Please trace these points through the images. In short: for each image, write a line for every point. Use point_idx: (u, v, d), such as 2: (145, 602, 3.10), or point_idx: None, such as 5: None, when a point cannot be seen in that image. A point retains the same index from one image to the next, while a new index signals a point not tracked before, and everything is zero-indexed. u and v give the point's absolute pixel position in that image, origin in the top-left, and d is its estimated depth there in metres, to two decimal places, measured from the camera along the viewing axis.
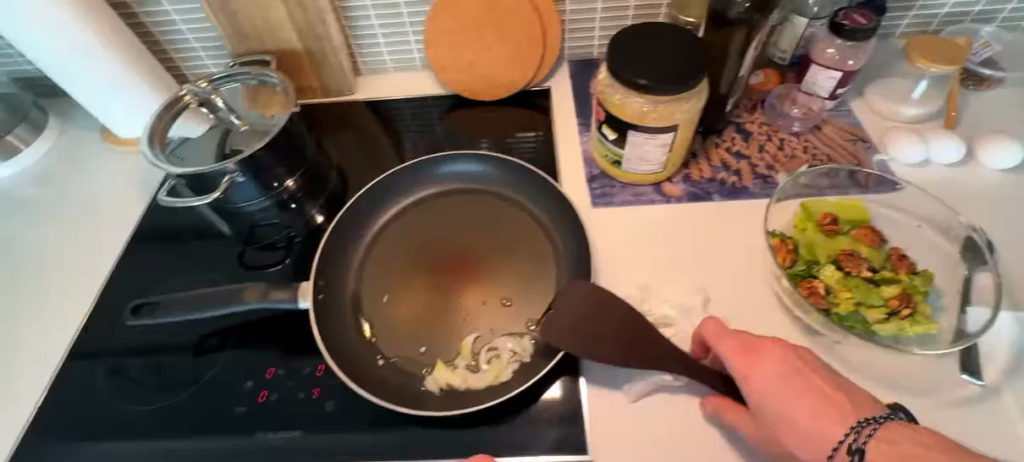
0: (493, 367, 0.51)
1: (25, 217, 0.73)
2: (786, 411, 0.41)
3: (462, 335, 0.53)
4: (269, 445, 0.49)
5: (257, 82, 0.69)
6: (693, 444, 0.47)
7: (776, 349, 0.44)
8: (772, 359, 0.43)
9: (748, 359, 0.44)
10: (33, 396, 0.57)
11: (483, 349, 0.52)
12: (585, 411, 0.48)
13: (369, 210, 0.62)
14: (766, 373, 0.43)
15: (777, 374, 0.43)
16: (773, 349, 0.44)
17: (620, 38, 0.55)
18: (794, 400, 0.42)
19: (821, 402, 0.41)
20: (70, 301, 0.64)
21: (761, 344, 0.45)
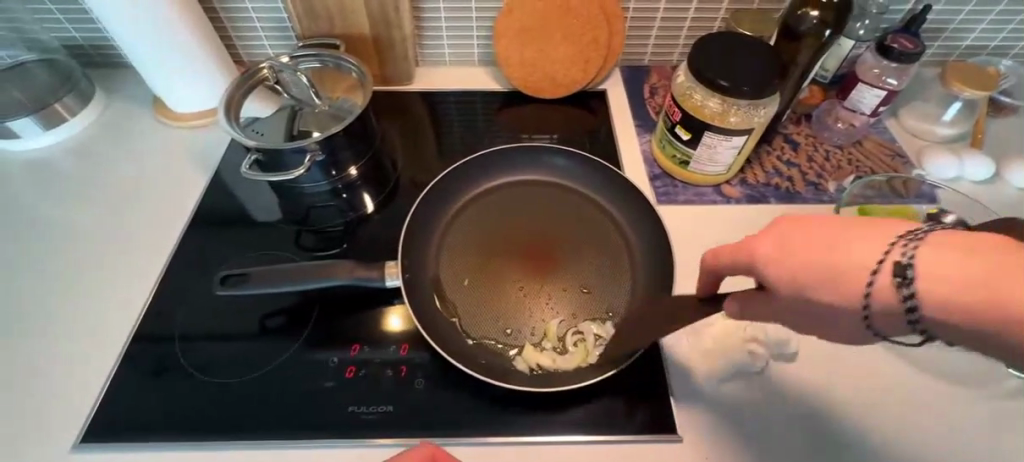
0: (579, 350, 0.53)
1: (70, 190, 0.69)
2: (838, 270, 0.36)
3: (546, 319, 0.55)
4: (363, 419, 0.50)
5: (333, 65, 0.70)
6: (771, 427, 0.50)
7: (808, 221, 0.38)
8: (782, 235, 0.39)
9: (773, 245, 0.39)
10: (99, 372, 0.54)
11: (568, 333, 0.54)
12: (668, 392, 0.52)
13: (448, 195, 0.65)
14: (801, 247, 0.37)
15: (800, 238, 0.38)
16: (805, 222, 0.38)
17: (700, 45, 0.60)
18: (837, 257, 0.36)
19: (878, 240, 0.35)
20: (129, 277, 0.61)
21: (785, 222, 0.39)
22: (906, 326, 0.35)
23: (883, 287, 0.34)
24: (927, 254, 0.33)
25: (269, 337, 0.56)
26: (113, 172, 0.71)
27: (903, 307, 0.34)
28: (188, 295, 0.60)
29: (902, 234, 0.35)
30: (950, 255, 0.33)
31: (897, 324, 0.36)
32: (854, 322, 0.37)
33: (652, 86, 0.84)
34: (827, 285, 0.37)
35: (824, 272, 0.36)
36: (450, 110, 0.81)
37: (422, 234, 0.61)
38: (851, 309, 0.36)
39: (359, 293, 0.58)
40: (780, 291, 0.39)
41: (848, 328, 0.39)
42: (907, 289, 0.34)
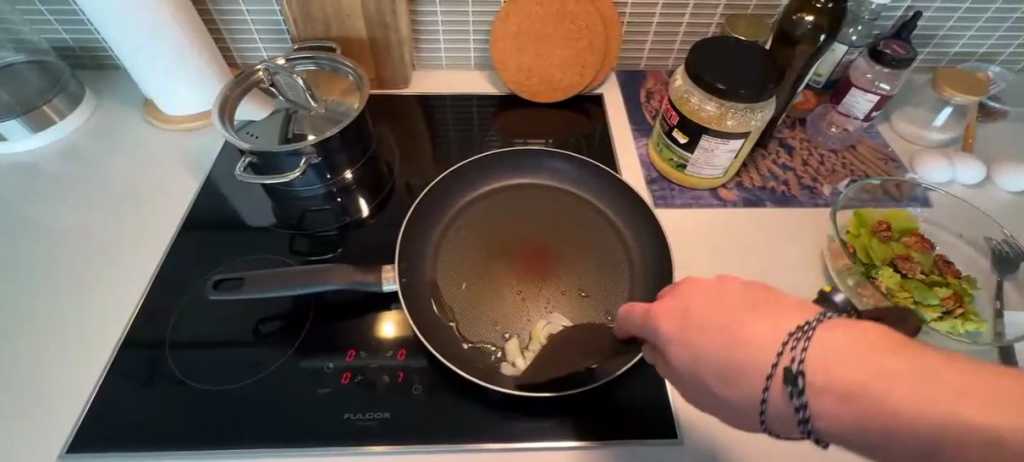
0: None
1: (58, 192, 0.68)
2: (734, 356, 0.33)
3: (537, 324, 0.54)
4: (358, 426, 0.49)
5: (330, 68, 0.69)
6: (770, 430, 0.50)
7: (708, 290, 0.36)
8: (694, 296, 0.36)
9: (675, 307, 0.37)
10: (87, 379, 0.53)
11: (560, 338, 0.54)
12: (667, 395, 0.52)
13: (445, 198, 0.65)
14: (695, 327, 0.35)
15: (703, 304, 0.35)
16: (707, 287, 0.36)
17: (697, 49, 0.60)
18: (729, 344, 0.33)
19: (769, 324, 0.32)
20: (118, 283, 0.60)
21: (686, 290, 0.37)
22: (802, 432, 0.32)
23: (776, 386, 0.31)
24: (823, 351, 0.30)
25: (261, 344, 0.55)
26: (103, 175, 0.70)
27: (795, 411, 0.31)
28: (180, 300, 0.58)
29: (794, 328, 0.32)
30: (837, 347, 0.30)
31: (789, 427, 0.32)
32: (751, 422, 0.34)
33: (648, 90, 0.84)
34: (721, 371, 0.34)
35: (715, 354, 0.34)
36: (447, 113, 0.81)
37: (419, 237, 0.61)
38: (746, 406, 0.33)
39: (355, 298, 0.57)
40: (676, 368, 0.36)
41: (739, 422, 0.35)
42: (798, 399, 0.30)
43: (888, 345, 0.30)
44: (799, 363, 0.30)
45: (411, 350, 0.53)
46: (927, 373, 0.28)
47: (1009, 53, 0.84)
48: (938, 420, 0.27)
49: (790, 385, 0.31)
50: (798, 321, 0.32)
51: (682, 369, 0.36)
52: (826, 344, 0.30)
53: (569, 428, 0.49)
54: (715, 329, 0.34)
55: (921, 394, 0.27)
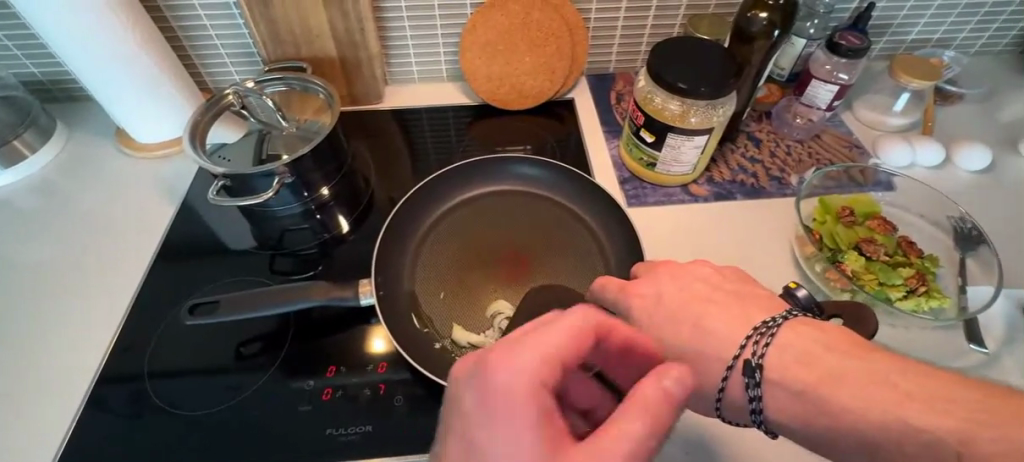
0: None
1: (31, 226, 0.68)
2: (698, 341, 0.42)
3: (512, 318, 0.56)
4: (341, 442, 0.49)
5: (301, 87, 0.70)
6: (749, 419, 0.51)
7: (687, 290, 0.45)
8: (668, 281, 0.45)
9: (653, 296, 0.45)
10: (67, 412, 0.53)
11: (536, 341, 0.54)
12: None
13: (420, 211, 0.65)
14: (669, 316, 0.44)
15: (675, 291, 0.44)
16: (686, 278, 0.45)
17: (658, 50, 0.61)
18: (697, 336, 0.42)
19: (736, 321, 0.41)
20: (94, 314, 0.60)
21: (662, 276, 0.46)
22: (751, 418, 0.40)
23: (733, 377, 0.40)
24: (781, 351, 0.38)
25: (242, 366, 0.55)
26: (76, 206, 0.69)
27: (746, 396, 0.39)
28: (158, 328, 0.58)
29: (760, 325, 0.40)
30: (795, 347, 0.38)
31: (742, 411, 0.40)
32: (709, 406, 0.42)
33: (618, 92, 0.86)
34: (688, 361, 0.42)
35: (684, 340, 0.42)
36: (421, 126, 0.82)
37: (395, 251, 0.61)
38: (708, 392, 0.41)
39: (336, 313, 0.57)
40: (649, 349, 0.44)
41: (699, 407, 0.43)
42: (752, 390, 0.38)
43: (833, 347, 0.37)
44: (755, 357, 0.39)
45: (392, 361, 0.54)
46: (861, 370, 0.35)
47: (962, 37, 0.87)
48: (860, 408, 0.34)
49: (745, 375, 0.39)
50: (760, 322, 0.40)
51: None
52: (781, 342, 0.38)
53: None
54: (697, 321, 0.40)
55: (851, 393, 0.34)
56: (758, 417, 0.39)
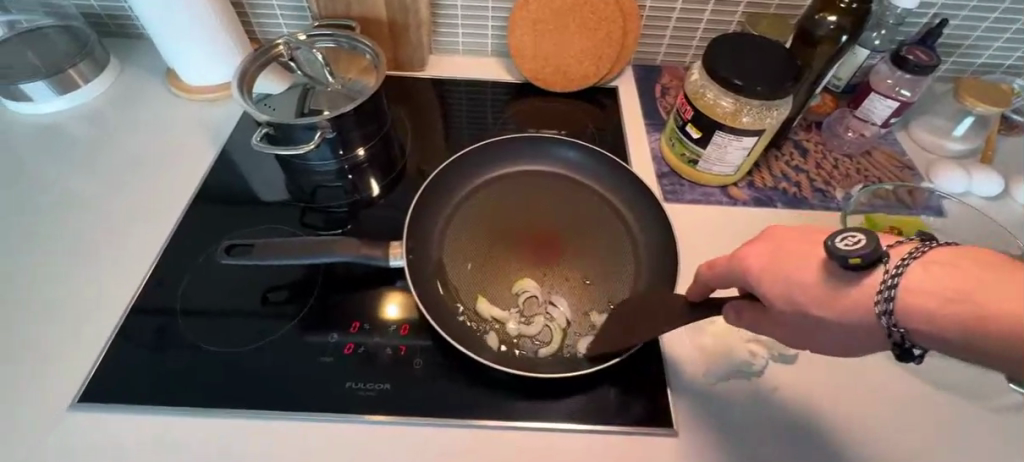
0: (558, 340, 0.53)
1: (77, 154, 0.69)
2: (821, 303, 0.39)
3: (525, 282, 0.57)
4: (359, 396, 0.50)
5: (349, 47, 0.70)
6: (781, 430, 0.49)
7: (800, 249, 0.40)
8: (766, 246, 0.42)
9: (746, 264, 0.42)
10: (99, 333, 0.54)
11: (538, 310, 0.55)
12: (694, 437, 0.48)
13: (455, 181, 0.65)
14: (779, 280, 0.40)
15: (763, 250, 0.42)
16: (807, 240, 0.41)
17: (717, 44, 0.60)
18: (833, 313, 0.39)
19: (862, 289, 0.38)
20: (132, 242, 0.61)
21: (773, 236, 0.42)
22: (888, 339, 0.38)
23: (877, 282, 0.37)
24: (913, 281, 0.36)
25: (271, 310, 0.56)
26: (123, 142, 0.71)
27: (873, 312, 0.37)
28: (193, 265, 0.60)
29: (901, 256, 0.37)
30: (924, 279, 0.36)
31: (869, 331, 0.38)
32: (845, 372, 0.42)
33: (664, 86, 0.84)
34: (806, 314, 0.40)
35: (783, 299, 0.40)
36: (461, 98, 0.82)
37: (428, 218, 0.61)
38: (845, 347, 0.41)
39: (362, 271, 0.58)
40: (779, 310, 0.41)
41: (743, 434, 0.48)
42: (888, 318, 0.37)
43: (935, 260, 0.36)
44: (907, 265, 0.37)
45: (408, 302, 0.56)
46: (964, 276, 0.35)
47: None
48: (937, 305, 0.35)
49: (895, 274, 0.36)
50: (911, 245, 0.38)
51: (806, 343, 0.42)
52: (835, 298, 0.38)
53: (566, 420, 0.49)
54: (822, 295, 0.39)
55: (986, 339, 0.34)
56: (897, 331, 0.37)
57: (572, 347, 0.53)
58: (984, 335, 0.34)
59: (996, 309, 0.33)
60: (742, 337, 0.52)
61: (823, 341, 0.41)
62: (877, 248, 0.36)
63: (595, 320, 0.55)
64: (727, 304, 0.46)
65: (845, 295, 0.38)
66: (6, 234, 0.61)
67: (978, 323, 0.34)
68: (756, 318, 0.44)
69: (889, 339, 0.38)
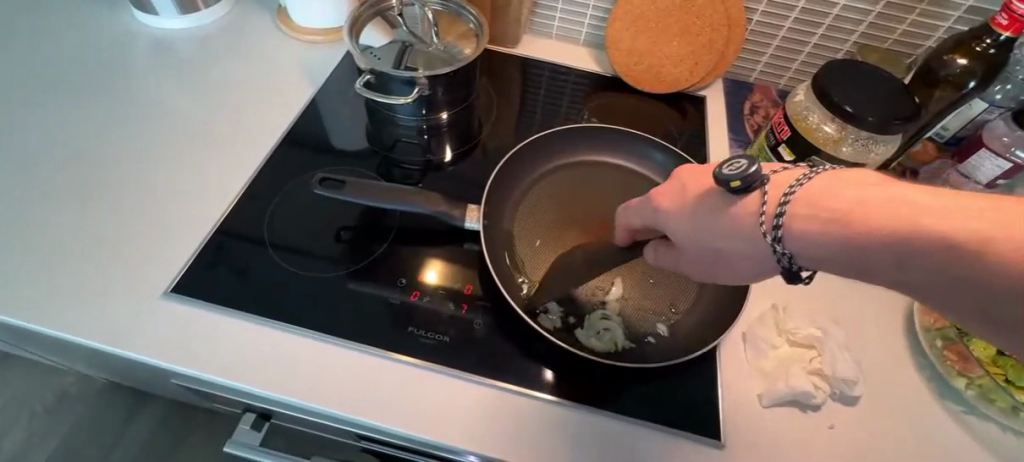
0: (615, 331, 0.53)
1: (187, 71, 0.74)
2: (722, 242, 0.42)
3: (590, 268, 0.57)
4: (417, 342, 0.52)
5: (455, 12, 0.72)
6: None
7: (701, 187, 0.43)
8: (670, 191, 0.45)
9: (655, 206, 0.46)
10: (189, 237, 0.58)
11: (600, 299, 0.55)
12: (738, 455, 0.48)
13: (536, 158, 0.66)
14: (682, 213, 0.44)
15: (671, 191, 0.45)
16: (708, 177, 0.44)
17: (833, 64, 0.58)
18: (737, 245, 0.41)
19: (749, 214, 0.40)
20: (226, 161, 0.65)
21: (683, 176, 0.45)
22: (778, 264, 0.40)
23: (770, 206, 0.39)
24: (800, 205, 0.37)
25: (343, 247, 0.59)
26: (230, 67, 0.75)
27: (761, 235, 0.39)
28: (279, 191, 0.63)
29: (791, 184, 0.39)
30: (813, 202, 0.37)
31: (761, 255, 0.40)
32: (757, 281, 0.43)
33: (754, 104, 0.81)
34: (711, 249, 0.42)
35: (686, 234, 0.44)
36: (545, 80, 0.82)
37: (505, 189, 0.62)
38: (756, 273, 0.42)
39: (434, 228, 0.61)
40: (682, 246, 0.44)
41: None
42: (775, 239, 0.38)
43: (822, 181, 0.38)
44: (794, 192, 0.38)
45: (449, 270, 0.57)
46: (852, 198, 0.36)
47: None
48: (818, 225, 0.37)
49: (783, 202, 0.38)
50: (799, 173, 0.40)
51: (712, 274, 0.44)
52: (749, 230, 0.40)
53: (614, 406, 0.49)
54: (726, 236, 0.41)
55: (870, 258, 0.35)
56: (784, 254, 0.38)
57: (629, 339, 0.53)
58: (864, 247, 0.35)
59: (872, 223, 0.35)
60: (803, 369, 0.50)
61: (722, 269, 0.43)
62: (759, 174, 0.39)
63: (653, 319, 0.55)
64: (650, 248, 0.49)
65: (734, 219, 0.41)
66: (122, 131, 0.67)
67: (859, 237, 0.35)
68: (670, 257, 0.47)
69: (778, 264, 0.40)
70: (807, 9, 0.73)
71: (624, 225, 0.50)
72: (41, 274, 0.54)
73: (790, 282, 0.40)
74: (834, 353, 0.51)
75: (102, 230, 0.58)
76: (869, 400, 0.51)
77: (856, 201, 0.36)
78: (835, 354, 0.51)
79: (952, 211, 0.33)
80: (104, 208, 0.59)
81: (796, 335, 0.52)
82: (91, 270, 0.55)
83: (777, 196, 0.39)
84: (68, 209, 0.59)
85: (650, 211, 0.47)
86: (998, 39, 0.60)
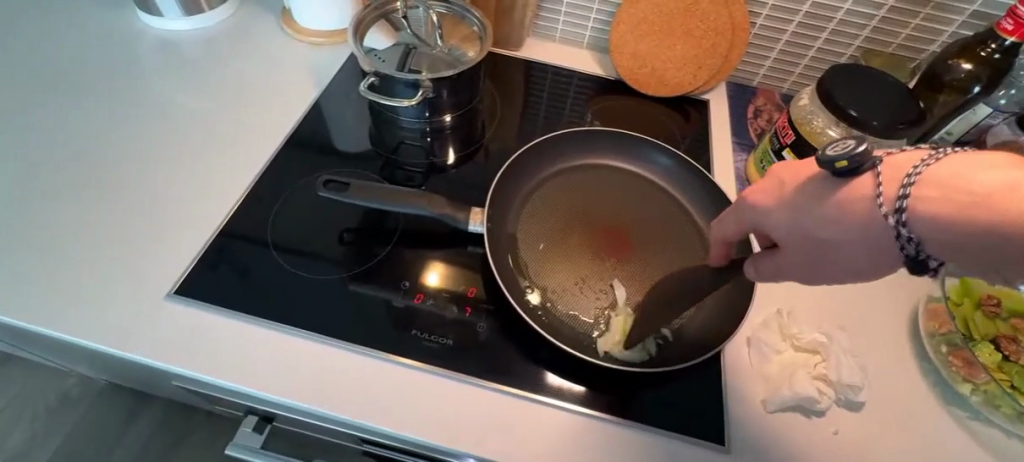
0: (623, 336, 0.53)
1: (191, 72, 0.74)
2: (833, 239, 0.40)
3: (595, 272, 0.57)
4: (421, 345, 0.52)
5: (459, 15, 0.72)
6: None
7: (803, 177, 0.41)
8: (766, 190, 0.43)
9: (752, 207, 0.44)
10: (192, 238, 0.58)
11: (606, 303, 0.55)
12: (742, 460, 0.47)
13: (541, 161, 0.66)
14: (784, 210, 0.42)
15: (768, 189, 0.43)
16: (807, 169, 0.42)
17: (837, 68, 0.58)
18: (850, 238, 0.39)
19: (864, 203, 0.38)
20: (229, 162, 0.65)
21: (779, 172, 0.43)
22: (904, 252, 0.37)
23: (889, 191, 0.37)
24: (928, 189, 0.35)
25: (346, 249, 0.59)
26: (234, 69, 0.75)
27: (883, 222, 0.37)
28: (282, 193, 0.63)
29: (913, 167, 0.36)
30: (944, 185, 0.35)
31: (883, 246, 0.38)
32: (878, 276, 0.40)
33: (757, 107, 0.81)
34: (821, 247, 0.41)
35: (786, 232, 0.42)
36: (548, 83, 0.82)
37: (509, 192, 0.62)
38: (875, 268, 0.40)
39: (438, 231, 0.60)
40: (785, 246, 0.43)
41: None
42: (902, 227, 0.36)
43: (954, 162, 0.35)
44: (918, 174, 0.36)
45: (453, 273, 0.57)
46: (989, 180, 0.33)
47: None
48: (954, 209, 0.34)
49: (906, 185, 0.36)
50: (921, 153, 0.37)
51: (824, 274, 0.42)
52: (865, 218, 0.38)
53: (618, 410, 0.49)
54: (837, 234, 0.39)
55: (1013, 245, 0.33)
56: (912, 241, 0.36)
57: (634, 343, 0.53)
58: (1003, 231, 0.33)
59: (1014, 208, 0.32)
60: (808, 374, 0.50)
61: (832, 267, 0.41)
62: (868, 154, 0.37)
63: None
64: (751, 259, 0.46)
65: (847, 207, 0.39)
66: (126, 132, 0.67)
67: (998, 222, 0.33)
68: (768, 260, 0.45)
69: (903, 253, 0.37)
70: (811, 13, 0.73)
71: (718, 235, 0.48)
72: (44, 274, 0.54)
73: (917, 271, 0.37)
74: (839, 357, 0.51)
75: (104, 230, 0.58)
76: (873, 406, 0.51)
77: (1000, 184, 0.33)
78: (840, 359, 0.51)
79: None
80: (106, 209, 0.59)
81: (801, 340, 0.52)
82: (94, 270, 0.55)
83: (896, 179, 0.37)
84: (72, 210, 0.59)
85: (747, 212, 0.45)
86: (1003, 44, 0.60)
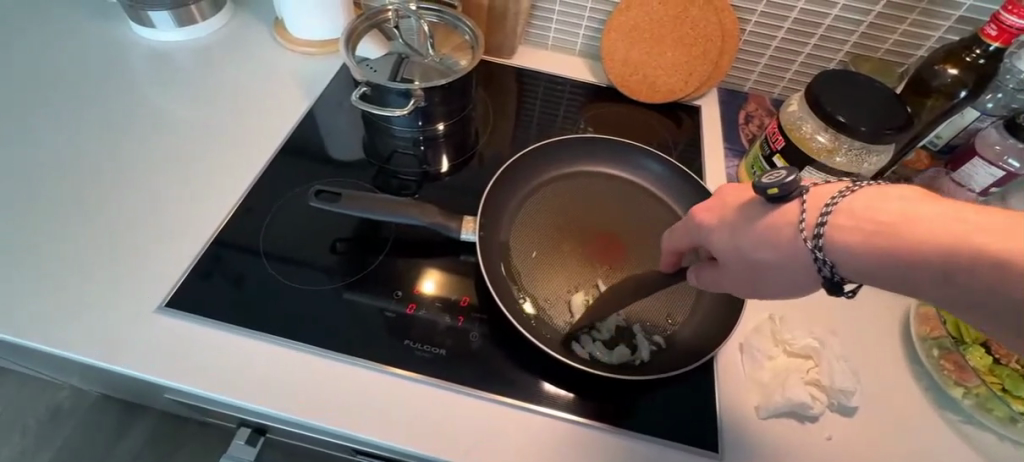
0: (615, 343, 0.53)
1: (185, 82, 0.74)
2: (765, 256, 0.42)
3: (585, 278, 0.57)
4: (414, 355, 0.52)
5: (451, 23, 0.72)
6: None
7: (740, 199, 0.44)
8: (708, 207, 0.47)
9: (698, 223, 0.47)
10: (184, 249, 0.58)
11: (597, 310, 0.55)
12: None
13: (533, 168, 0.66)
14: (722, 227, 0.45)
15: (712, 208, 0.46)
16: (749, 190, 0.45)
17: (825, 74, 0.59)
18: (778, 259, 0.41)
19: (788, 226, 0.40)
20: (222, 172, 0.65)
21: (725, 191, 0.47)
22: (821, 275, 0.39)
23: (810, 217, 0.39)
24: (841, 217, 0.38)
25: (339, 258, 0.58)
26: (227, 78, 0.75)
27: (802, 247, 0.39)
28: (274, 202, 0.63)
29: (833, 195, 0.39)
30: (855, 214, 0.37)
31: (801, 266, 0.40)
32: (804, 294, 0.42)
33: (748, 113, 0.82)
34: (752, 263, 0.43)
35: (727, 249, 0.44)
36: (541, 90, 0.82)
37: (502, 199, 0.62)
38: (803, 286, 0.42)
39: (431, 240, 0.60)
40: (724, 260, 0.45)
41: None
42: (817, 251, 0.38)
43: (867, 193, 0.37)
44: (834, 203, 0.38)
45: (446, 281, 0.57)
46: (893, 211, 0.36)
47: None
48: (862, 238, 0.37)
49: (823, 214, 0.38)
50: (842, 185, 0.39)
51: (759, 288, 0.44)
52: (790, 243, 0.40)
53: (611, 417, 0.49)
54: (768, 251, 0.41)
55: (913, 273, 0.35)
56: (826, 266, 0.38)
57: (628, 350, 0.53)
58: (906, 261, 0.35)
59: (914, 236, 0.35)
60: (802, 379, 0.50)
61: (763, 284, 0.44)
62: (796, 182, 0.40)
63: (651, 330, 0.55)
64: (693, 269, 0.50)
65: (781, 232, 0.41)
66: (117, 143, 0.66)
67: (900, 251, 0.35)
68: (709, 274, 0.48)
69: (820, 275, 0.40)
70: (800, 19, 0.74)
71: (667, 247, 0.52)
72: (34, 285, 0.54)
73: (831, 292, 0.39)
74: (831, 363, 0.51)
75: (97, 241, 0.57)
76: (866, 411, 0.51)
77: (894, 216, 0.36)
78: (832, 364, 0.51)
79: (991, 224, 0.33)
80: (97, 220, 0.59)
81: (793, 345, 0.52)
82: (85, 282, 0.54)
83: (818, 206, 0.39)
84: (63, 221, 0.59)
85: (693, 228, 0.48)
86: (987, 50, 0.61)
